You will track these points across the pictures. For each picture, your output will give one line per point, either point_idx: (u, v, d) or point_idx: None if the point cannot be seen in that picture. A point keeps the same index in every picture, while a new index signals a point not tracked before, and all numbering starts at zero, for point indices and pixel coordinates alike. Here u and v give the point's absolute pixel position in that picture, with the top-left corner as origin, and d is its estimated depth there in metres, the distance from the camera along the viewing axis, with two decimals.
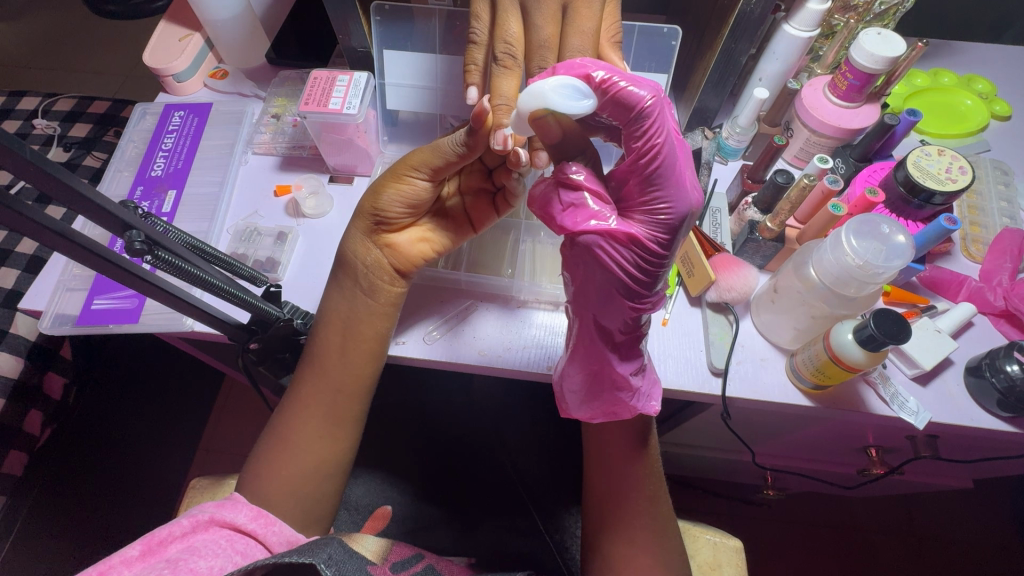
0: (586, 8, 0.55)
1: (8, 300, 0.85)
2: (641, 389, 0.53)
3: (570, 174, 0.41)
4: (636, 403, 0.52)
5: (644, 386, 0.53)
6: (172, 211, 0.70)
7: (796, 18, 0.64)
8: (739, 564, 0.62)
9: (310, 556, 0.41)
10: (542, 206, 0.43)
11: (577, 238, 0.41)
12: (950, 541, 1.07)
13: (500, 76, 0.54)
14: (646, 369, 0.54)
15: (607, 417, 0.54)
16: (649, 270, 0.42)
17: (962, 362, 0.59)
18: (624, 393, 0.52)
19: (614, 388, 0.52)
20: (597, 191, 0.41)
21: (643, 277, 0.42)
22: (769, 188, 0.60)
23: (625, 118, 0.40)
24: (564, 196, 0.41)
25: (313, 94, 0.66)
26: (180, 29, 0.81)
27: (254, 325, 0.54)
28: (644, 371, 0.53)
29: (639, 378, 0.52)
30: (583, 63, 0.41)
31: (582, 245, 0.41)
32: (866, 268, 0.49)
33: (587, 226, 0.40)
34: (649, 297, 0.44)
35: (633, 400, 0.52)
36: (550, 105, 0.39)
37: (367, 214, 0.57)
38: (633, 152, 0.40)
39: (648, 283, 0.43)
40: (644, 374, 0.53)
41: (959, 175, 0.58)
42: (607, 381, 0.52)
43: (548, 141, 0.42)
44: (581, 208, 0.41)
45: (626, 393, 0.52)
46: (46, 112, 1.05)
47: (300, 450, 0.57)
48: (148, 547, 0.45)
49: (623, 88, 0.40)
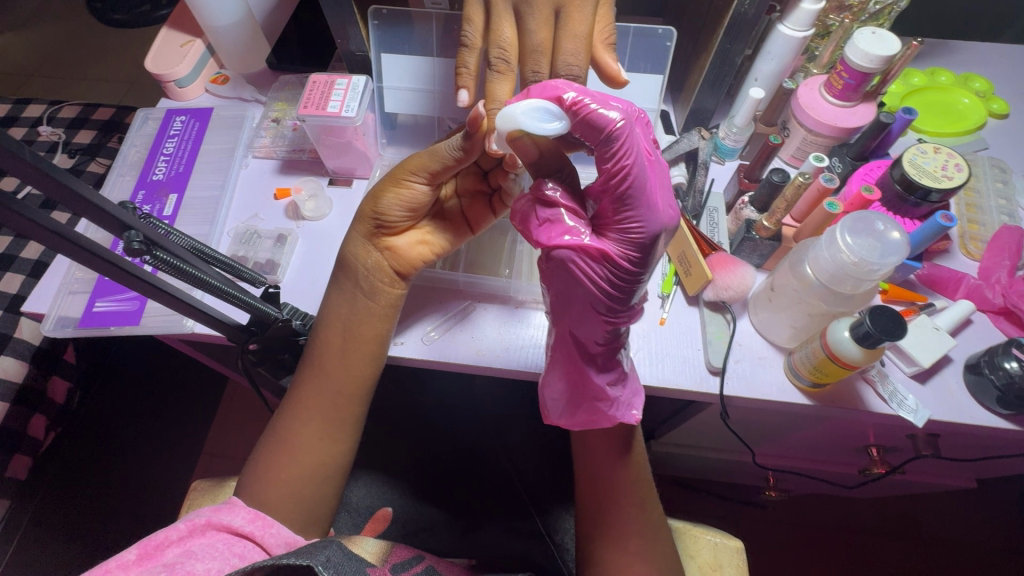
0: (578, 11, 0.55)
1: (13, 306, 0.85)
2: (621, 398, 0.53)
3: (546, 190, 0.42)
4: (615, 412, 0.53)
5: (624, 395, 0.53)
6: (173, 214, 0.70)
7: (790, 18, 0.64)
8: (739, 565, 0.61)
9: (307, 558, 0.41)
10: (522, 220, 0.43)
11: (551, 253, 0.41)
12: (957, 542, 1.06)
13: (495, 81, 0.55)
14: (627, 379, 0.54)
15: (586, 425, 0.55)
16: (620, 288, 0.42)
17: (961, 360, 0.59)
18: (602, 403, 0.52)
19: (593, 398, 0.52)
20: (573, 207, 0.42)
21: (616, 293, 0.43)
22: (765, 187, 0.61)
23: (596, 140, 0.41)
24: (541, 212, 0.42)
25: (312, 97, 0.67)
26: (182, 35, 0.82)
27: (253, 325, 0.54)
28: (625, 380, 0.53)
29: (619, 388, 0.53)
30: (559, 87, 0.43)
31: (556, 260, 0.41)
32: (861, 264, 0.49)
33: (562, 241, 0.41)
34: (623, 312, 0.45)
35: (611, 410, 0.53)
36: (522, 127, 0.41)
37: (367, 218, 0.57)
38: (604, 172, 0.40)
39: (620, 300, 0.43)
40: (625, 384, 0.53)
41: (955, 173, 0.59)
42: (587, 390, 0.52)
43: (525, 161, 0.42)
44: (556, 223, 0.41)
45: (605, 403, 0.52)
46: (52, 119, 1.06)
47: (299, 453, 0.57)
48: (144, 551, 0.45)
49: (594, 110, 0.41)
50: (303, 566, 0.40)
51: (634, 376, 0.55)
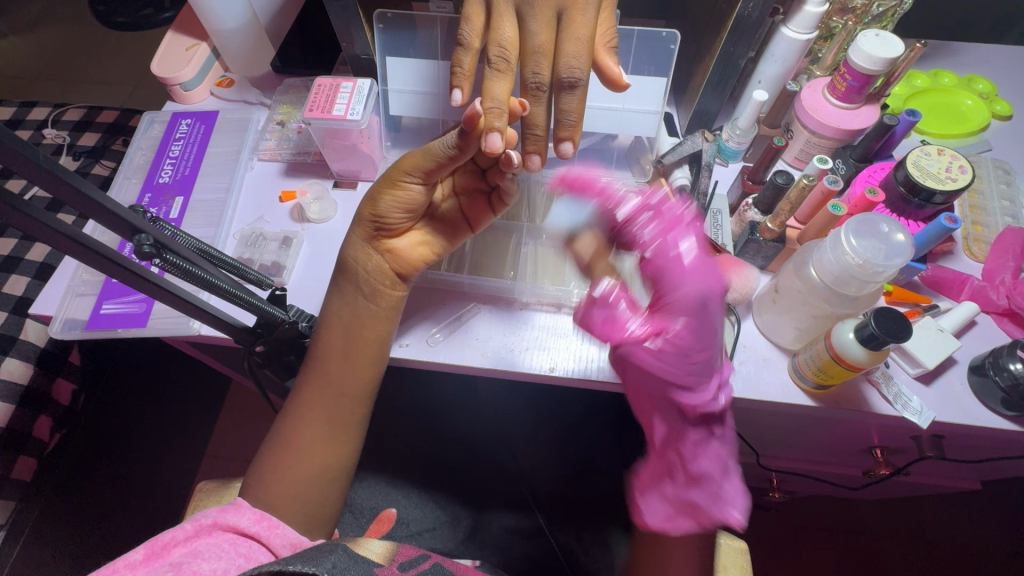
0: (579, 14, 0.56)
1: (18, 308, 0.86)
2: (721, 489, 0.52)
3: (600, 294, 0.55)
4: (718, 501, 0.51)
5: (723, 487, 0.52)
6: (180, 217, 0.71)
7: (794, 20, 0.64)
8: (744, 566, 0.61)
9: (313, 566, 0.41)
10: (586, 323, 0.56)
11: (617, 350, 0.52)
12: (961, 543, 1.06)
13: (493, 80, 0.54)
14: (725, 466, 0.52)
15: (691, 520, 0.53)
16: (683, 362, 0.50)
17: (965, 361, 0.59)
18: (700, 493, 0.52)
19: (690, 486, 0.52)
20: (628, 305, 0.54)
21: (682, 369, 0.50)
22: (769, 189, 0.61)
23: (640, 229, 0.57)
24: (602, 314, 0.54)
25: (317, 101, 0.67)
26: (187, 39, 0.82)
27: (259, 328, 0.54)
28: (728, 476, 0.52)
29: (719, 481, 0.52)
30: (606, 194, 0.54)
31: (620, 353, 0.52)
32: (866, 266, 0.49)
33: (620, 342, 0.52)
34: (697, 388, 0.51)
35: (708, 499, 0.51)
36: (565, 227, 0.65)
37: (366, 220, 0.57)
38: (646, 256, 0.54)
39: (694, 373, 0.50)
40: (731, 481, 0.52)
41: (959, 174, 0.59)
42: (681, 476, 0.52)
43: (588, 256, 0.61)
44: (616, 323, 0.54)
45: (702, 492, 0.51)
46: (57, 122, 1.07)
47: (304, 456, 0.57)
48: (151, 552, 0.46)
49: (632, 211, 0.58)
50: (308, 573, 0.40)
51: (733, 460, 0.53)
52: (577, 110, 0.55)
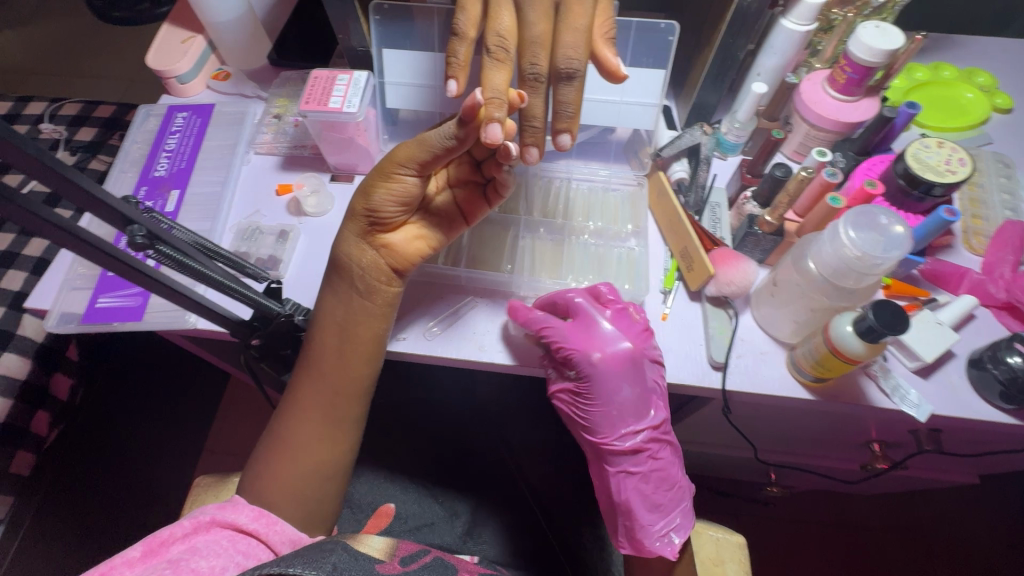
0: (578, 5, 0.55)
1: (15, 302, 0.86)
2: (653, 526, 0.59)
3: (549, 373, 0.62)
4: (648, 537, 0.59)
5: (655, 523, 0.60)
6: (176, 210, 0.70)
7: (793, 12, 0.64)
8: (743, 560, 0.61)
9: (314, 567, 0.41)
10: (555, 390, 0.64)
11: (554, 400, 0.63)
12: (959, 538, 1.06)
13: (492, 69, 0.54)
14: (658, 503, 0.60)
15: (631, 545, 0.61)
16: (583, 408, 0.61)
17: (964, 355, 0.59)
18: (633, 525, 0.60)
19: (625, 517, 0.61)
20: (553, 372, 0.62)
21: (585, 418, 0.61)
22: (767, 182, 0.61)
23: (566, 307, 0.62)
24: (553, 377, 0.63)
25: (313, 93, 0.67)
26: (183, 31, 0.82)
27: (255, 321, 0.54)
28: (664, 512, 0.60)
29: (654, 515, 0.60)
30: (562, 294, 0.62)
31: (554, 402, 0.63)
32: (865, 259, 0.49)
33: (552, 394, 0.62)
34: (598, 433, 0.60)
35: (640, 532, 0.59)
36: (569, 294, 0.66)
37: (360, 215, 0.57)
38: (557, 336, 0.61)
39: (599, 424, 0.60)
40: (664, 515, 0.60)
41: (959, 167, 0.58)
42: (615, 506, 0.61)
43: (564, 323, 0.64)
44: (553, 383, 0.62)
45: (635, 524, 0.60)
46: (53, 116, 1.06)
47: (301, 451, 0.57)
48: (149, 548, 0.45)
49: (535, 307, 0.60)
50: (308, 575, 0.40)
51: (674, 497, 0.61)
52: (574, 101, 0.55)
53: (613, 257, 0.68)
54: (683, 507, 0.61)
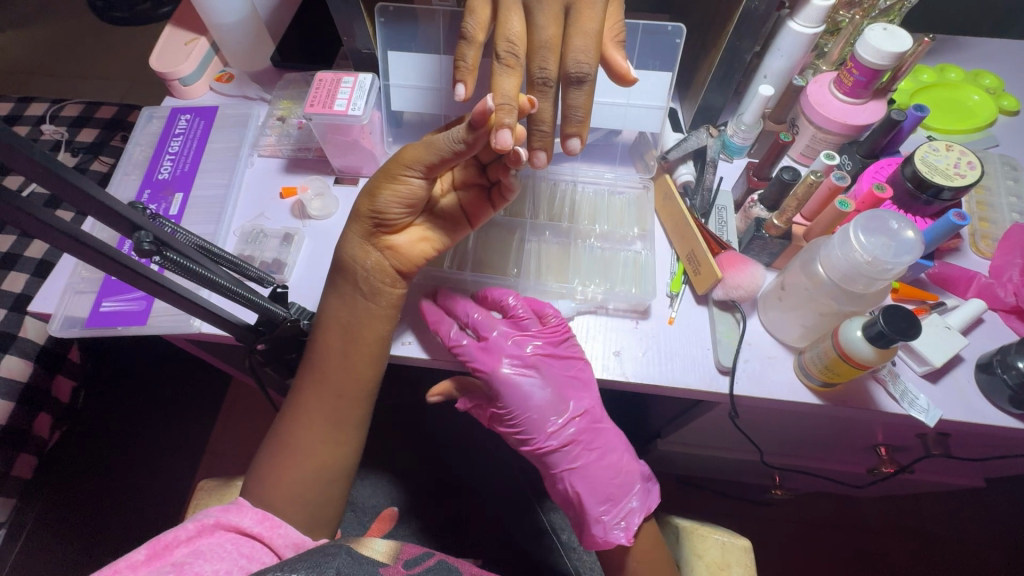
0: (589, 9, 0.55)
1: (17, 304, 0.85)
2: (606, 520, 0.60)
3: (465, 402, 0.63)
4: (599, 530, 0.60)
5: (609, 516, 0.60)
6: (179, 213, 0.70)
7: (801, 14, 0.63)
8: (748, 564, 0.61)
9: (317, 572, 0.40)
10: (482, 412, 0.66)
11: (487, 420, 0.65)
12: (964, 541, 1.06)
13: (501, 75, 0.53)
14: (610, 495, 0.61)
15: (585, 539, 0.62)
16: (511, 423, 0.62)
17: (973, 359, 0.59)
18: (588, 521, 0.61)
19: (579, 514, 0.62)
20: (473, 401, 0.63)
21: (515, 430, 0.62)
22: (775, 185, 0.61)
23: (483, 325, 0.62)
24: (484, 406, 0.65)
25: (318, 96, 0.66)
26: (186, 33, 0.81)
27: (260, 325, 0.53)
28: (613, 503, 0.61)
29: (607, 508, 0.61)
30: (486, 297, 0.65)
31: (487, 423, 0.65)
32: (875, 263, 0.48)
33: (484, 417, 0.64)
34: (533, 443, 0.62)
35: (596, 527, 0.61)
36: None
37: (365, 216, 0.57)
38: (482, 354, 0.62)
39: (530, 434, 0.61)
40: (614, 506, 0.61)
41: (967, 171, 0.58)
42: (566, 503, 0.63)
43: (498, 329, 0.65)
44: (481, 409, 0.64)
45: (589, 519, 0.61)
46: (55, 118, 1.06)
47: (307, 456, 0.57)
48: (153, 551, 0.45)
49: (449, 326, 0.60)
50: None
51: (624, 485, 0.62)
52: (584, 106, 0.54)
53: (619, 261, 0.68)
54: (636, 490, 0.62)
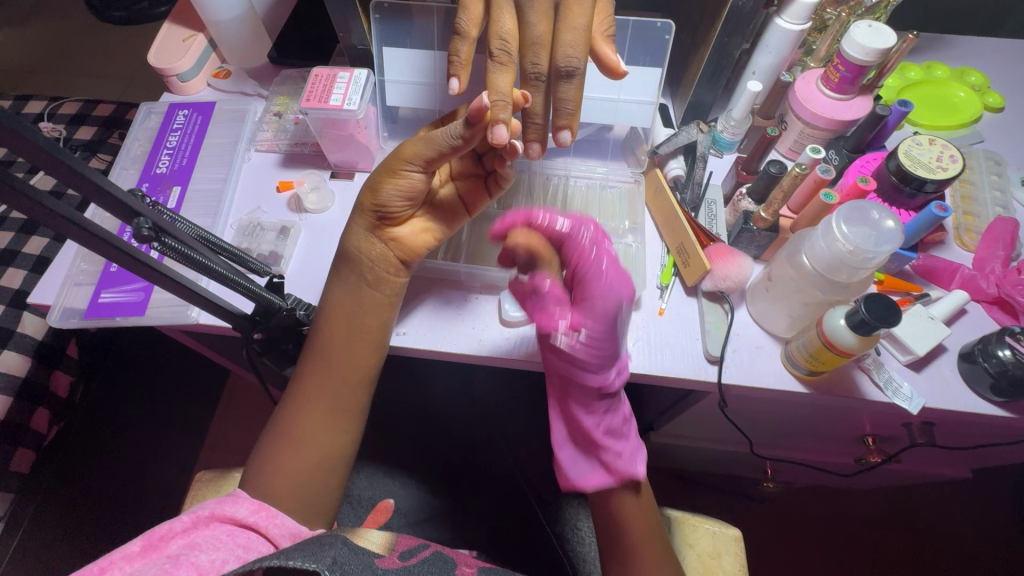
0: (577, 5, 0.56)
1: (16, 299, 0.86)
2: (624, 453, 0.60)
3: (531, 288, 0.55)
4: (621, 462, 0.59)
5: (625, 450, 0.60)
6: (177, 207, 0.71)
7: (788, 11, 0.65)
8: (738, 554, 0.62)
9: (314, 562, 0.41)
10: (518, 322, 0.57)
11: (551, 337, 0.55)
12: (954, 533, 1.07)
13: (495, 72, 0.55)
14: (622, 433, 0.61)
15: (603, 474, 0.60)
16: (588, 341, 0.54)
17: (956, 349, 0.60)
18: (606, 454, 0.59)
19: (600, 449, 0.59)
20: (558, 302, 0.54)
21: (589, 356, 0.55)
22: (762, 179, 0.62)
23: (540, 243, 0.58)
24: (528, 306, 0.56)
25: (314, 90, 0.67)
26: (184, 29, 0.82)
27: (258, 315, 0.54)
28: (626, 438, 0.61)
29: (620, 442, 0.60)
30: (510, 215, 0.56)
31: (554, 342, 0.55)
32: (857, 253, 0.49)
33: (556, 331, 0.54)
34: (594, 370, 0.56)
35: (616, 460, 0.59)
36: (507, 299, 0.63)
37: (368, 210, 0.58)
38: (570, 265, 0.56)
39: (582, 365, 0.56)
40: (627, 443, 0.61)
41: (949, 163, 0.59)
42: (588, 439, 0.60)
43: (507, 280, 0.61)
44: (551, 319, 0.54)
45: (609, 454, 0.59)
46: (52, 115, 1.07)
47: (305, 446, 0.57)
48: (149, 543, 0.46)
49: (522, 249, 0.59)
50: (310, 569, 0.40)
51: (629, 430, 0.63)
52: (574, 99, 0.55)
53: None
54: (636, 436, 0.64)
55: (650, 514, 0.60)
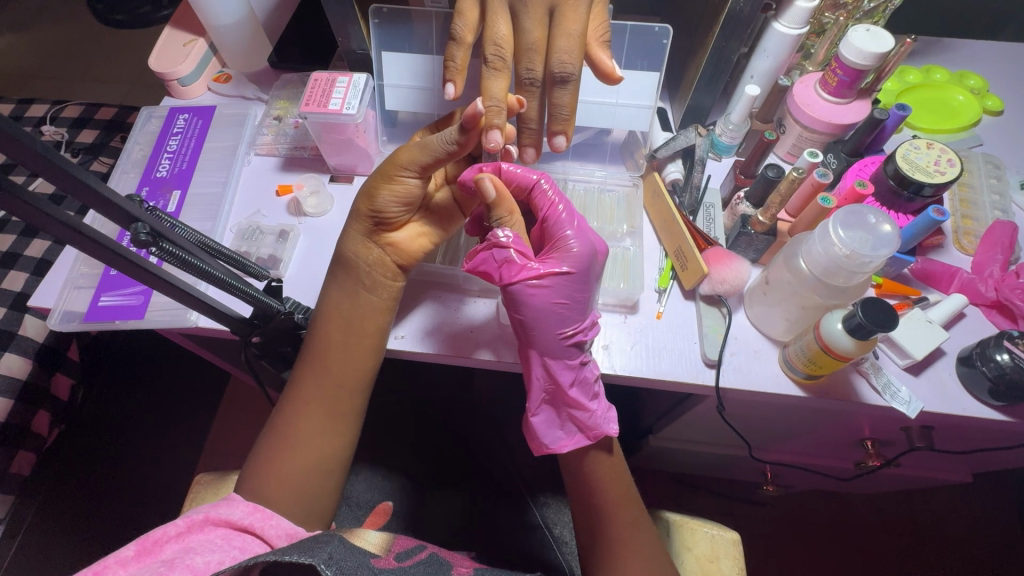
0: (572, 10, 0.56)
1: (17, 302, 0.86)
2: (598, 412, 0.58)
3: (500, 237, 0.53)
4: (596, 421, 0.58)
5: (600, 409, 0.58)
6: (177, 211, 0.71)
7: (785, 15, 0.65)
8: (736, 557, 0.62)
9: (309, 557, 0.41)
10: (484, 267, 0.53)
11: (514, 284, 0.53)
12: (956, 538, 1.07)
13: (489, 78, 0.55)
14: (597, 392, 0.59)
15: (581, 435, 0.58)
16: (565, 281, 0.54)
17: (954, 352, 0.60)
18: (580, 413, 0.57)
19: (575, 406, 0.57)
20: (521, 248, 0.53)
21: (569, 302, 0.55)
22: (761, 183, 0.62)
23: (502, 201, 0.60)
24: (497, 255, 0.53)
25: (313, 95, 0.68)
26: (185, 34, 0.83)
27: (256, 319, 0.55)
28: (600, 397, 0.59)
29: (595, 402, 0.58)
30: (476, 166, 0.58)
31: (519, 290, 0.53)
32: (854, 256, 0.50)
33: (520, 277, 0.53)
34: (573, 318, 0.55)
35: (590, 419, 0.58)
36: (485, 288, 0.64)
37: (365, 216, 0.59)
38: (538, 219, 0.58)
39: (558, 316, 0.54)
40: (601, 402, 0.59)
41: (947, 167, 0.59)
42: (564, 398, 0.57)
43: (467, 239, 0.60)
44: (513, 263, 0.53)
45: (583, 412, 0.57)
46: (55, 119, 1.07)
47: (302, 448, 0.57)
48: (143, 547, 0.46)
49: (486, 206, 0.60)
50: (306, 564, 0.41)
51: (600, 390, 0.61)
52: (569, 105, 0.56)
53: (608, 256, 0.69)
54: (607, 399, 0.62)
55: (623, 475, 0.61)
